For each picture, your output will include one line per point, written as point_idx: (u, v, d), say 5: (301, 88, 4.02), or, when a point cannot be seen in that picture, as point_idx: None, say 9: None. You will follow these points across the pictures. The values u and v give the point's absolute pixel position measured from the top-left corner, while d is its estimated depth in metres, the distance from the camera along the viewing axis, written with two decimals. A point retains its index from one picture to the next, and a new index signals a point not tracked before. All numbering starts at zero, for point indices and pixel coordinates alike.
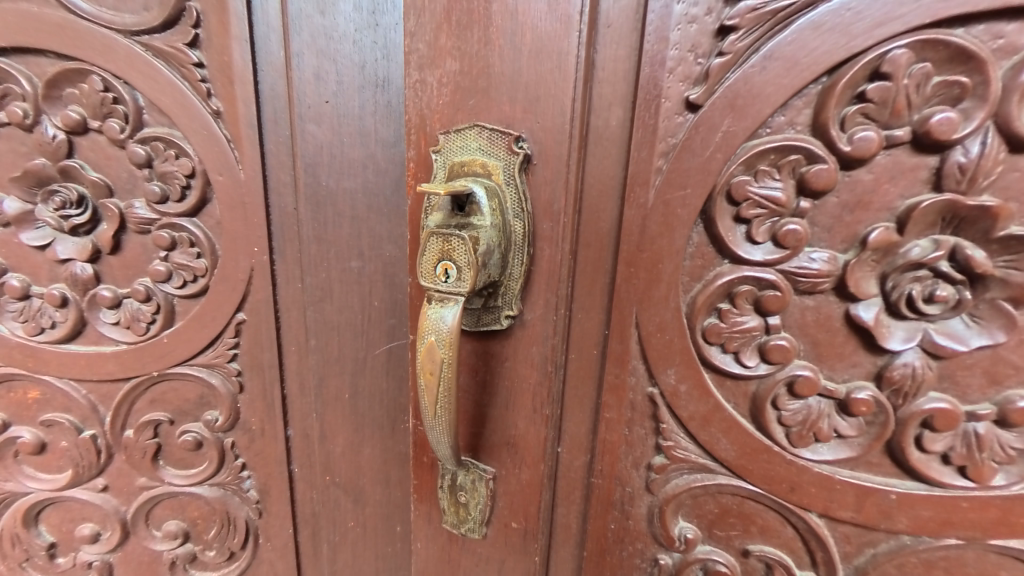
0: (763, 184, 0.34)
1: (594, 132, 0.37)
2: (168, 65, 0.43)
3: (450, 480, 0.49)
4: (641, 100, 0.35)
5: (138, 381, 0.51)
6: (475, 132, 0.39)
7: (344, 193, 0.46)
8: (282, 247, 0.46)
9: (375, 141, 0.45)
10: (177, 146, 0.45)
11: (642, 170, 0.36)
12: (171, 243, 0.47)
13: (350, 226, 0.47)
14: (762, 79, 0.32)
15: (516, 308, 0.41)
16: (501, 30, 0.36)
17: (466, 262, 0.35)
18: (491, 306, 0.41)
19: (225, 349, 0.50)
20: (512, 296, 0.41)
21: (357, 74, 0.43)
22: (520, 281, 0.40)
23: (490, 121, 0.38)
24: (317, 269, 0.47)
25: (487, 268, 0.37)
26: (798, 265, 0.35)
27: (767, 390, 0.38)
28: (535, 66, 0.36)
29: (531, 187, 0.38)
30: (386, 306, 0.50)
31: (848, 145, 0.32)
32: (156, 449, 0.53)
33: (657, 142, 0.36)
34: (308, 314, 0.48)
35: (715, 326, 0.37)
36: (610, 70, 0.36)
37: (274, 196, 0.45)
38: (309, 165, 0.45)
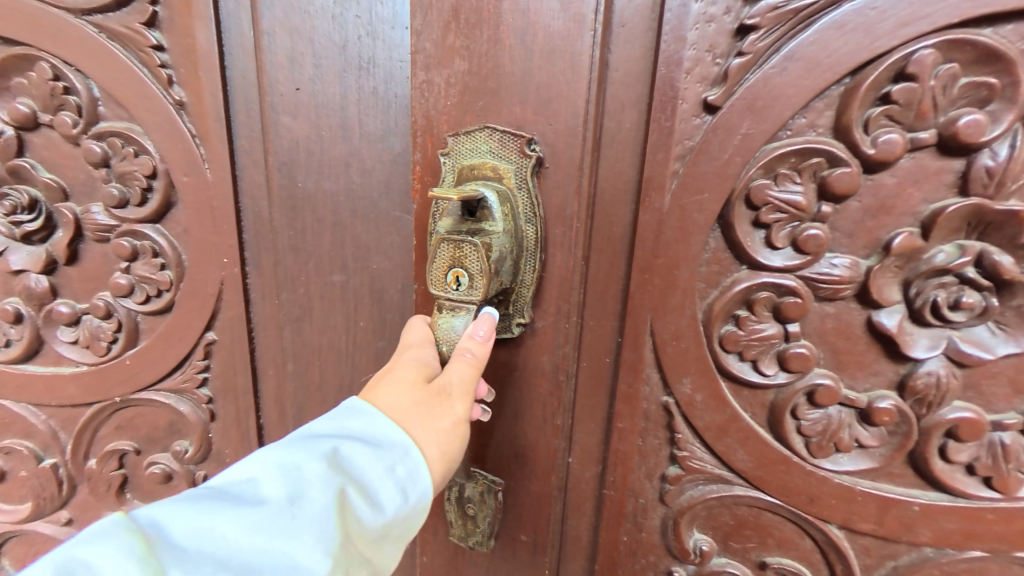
0: (783, 189, 0.33)
1: (608, 134, 0.36)
2: (125, 47, 0.41)
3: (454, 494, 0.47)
4: (656, 102, 0.34)
5: (102, 406, 0.50)
6: (480, 135, 0.37)
7: (324, 197, 0.44)
8: (257, 258, 0.45)
9: (358, 135, 0.42)
10: (136, 142, 0.43)
11: (658, 174, 0.35)
12: (134, 252, 0.46)
13: (331, 233, 0.44)
14: (783, 80, 0.31)
15: (528, 316, 0.39)
16: (512, 29, 0.35)
17: (478, 271, 0.33)
18: (501, 314, 0.40)
19: (194, 373, 0.48)
20: (523, 304, 0.39)
21: (338, 56, 0.40)
22: (532, 289, 0.39)
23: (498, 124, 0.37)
24: (296, 284, 0.46)
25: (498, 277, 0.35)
26: (818, 271, 0.34)
27: (786, 399, 0.37)
28: (547, 63, 0.35)
29: (542, 191, 0.37)
30: (373, 327, 0.46)
31: (871, 148, 0.31)
32: (123, 481, 0.52)
33: (673, 145, 0.34)
34: (285, 334, 0.47)
35: (733, 333, 0.36)
36: (624, 71, 0.35)
37: (247, 200, 0.44)
38: (283, 164, 0.43)
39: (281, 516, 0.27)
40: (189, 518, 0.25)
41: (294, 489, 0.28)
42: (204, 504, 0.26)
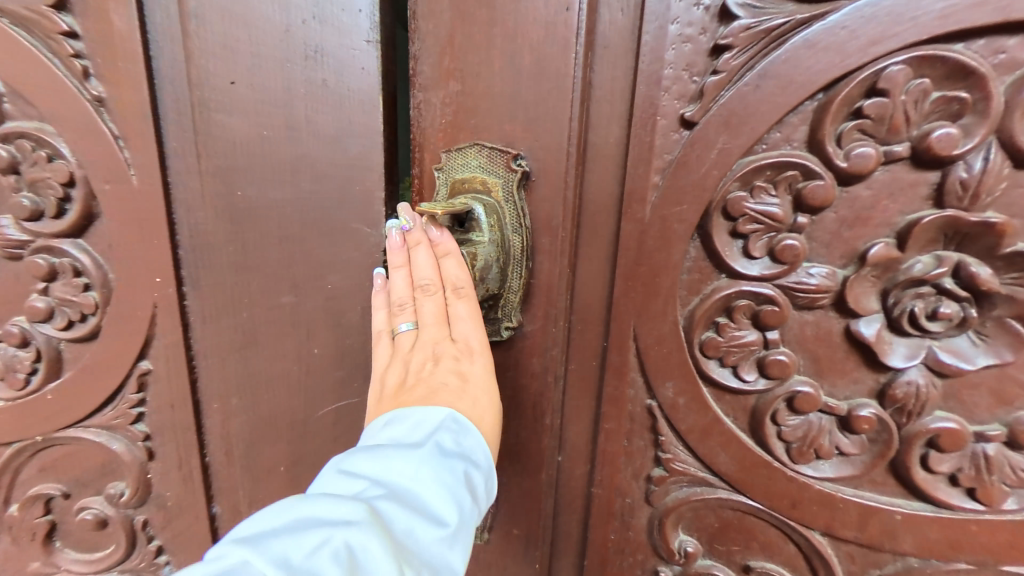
0: (760, 201, 0.34)
1: (593, 148, 0.38)
2: (31, 31, 0.43)
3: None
4: (637, 119, 0.36)
5: (25, 446, 0.54)
6: (470, 151, 0.40)
7: (272, 206, 0.45)
8: (194, 279, 0.47)
9: (307, 134, 0.44)
10: (49, 145, 0.45)
11: (639, 186, 0.37)
12: (52, 270, 0.48)
13: (279, 246, 0.46)
14: (757, 97, 0.33)
15: (516, 320, 0.41)
16: (501, 51, 0.37)
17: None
18: (491, 318, 0.42)
19: (128, 407, 0.51)
20: (511, 308, 0.41)
21: (282, 44, 0.42)
22: (519, 294, 0.40)
23: (488, 140, 0.39)
24: (240, 308, 0.48)
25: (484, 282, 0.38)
26: (795, 280, 0.35)
27: (767, 405, 0.37)
28: (534, 79, 0.37)
29: (529, 203, 0.39)
30: (331, 355, 0.49)
31: (845, 161, 0.32)
32: (52, 527, 0.56)
33: (654, 159, 0.36)
34: (230, 361, 0.49)
35: (714, 340, 0.38)
36: (607, 89, 0.37)
37: (181, 210, 0.46)
38: (226, 170, 0.45)
39: (457, 534, 0.30)
40: (405, 515, 0.28)
41: (463, 508, 0.31)
42: (405, 501, 0.28)
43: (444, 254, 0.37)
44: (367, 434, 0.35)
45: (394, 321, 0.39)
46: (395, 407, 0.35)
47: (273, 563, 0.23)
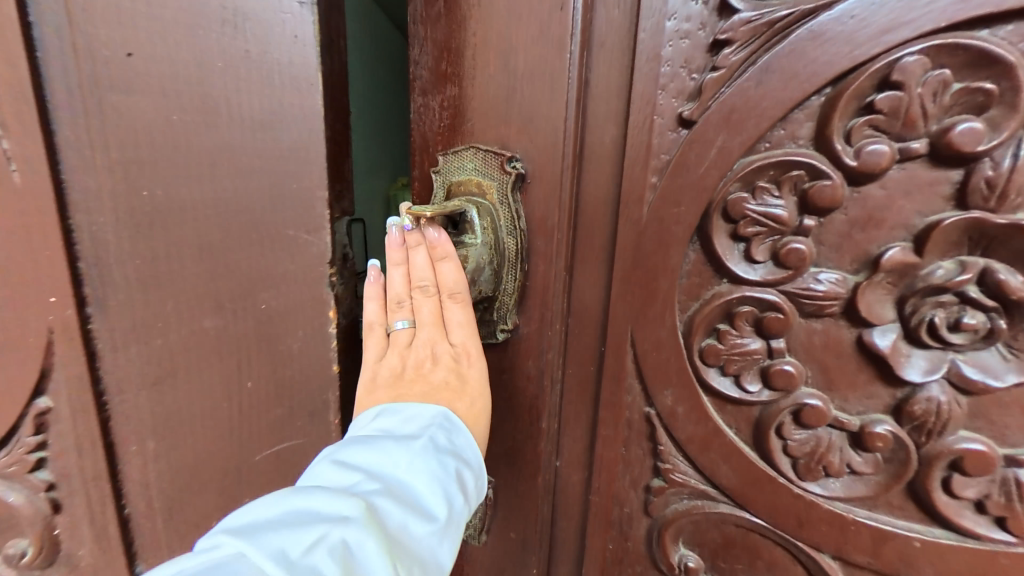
0: (762, 202, 0.32)
1: (589, 149, 0.37)
2: None
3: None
4: (634, 118, 0.35)
5: None
6: (465, 154, 0.40)
7: (194, 204, 0.41)
8: (95, 298, 0.43)
9: (230, 117, 0.40)
10: None
11: (636, 187, 0.36)
12: None
13: (201, 249, 0.42)
14: (758, 93, 0.31)
15: (511, 322, 0.41)
16: (496, 54, 0.37)
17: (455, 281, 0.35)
18: (486, 320, 0.41)
19: (26, 452, 0.47)
20: (506, 310, 0.40)
21: (194, 11, 0.37)
22: (514, 296, 0.40)
23: (484, 143, 0.39)
24: (155, 333, 0.44)
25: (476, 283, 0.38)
26: (801, 286, 0.33)
27: (771, 417, 0.35)
28: (529, 80, 0.37)
29: (524, 205, 0.39)
30: (269, 392, 0.46)
31: (854, 159, 0.30)
32: None
33: (650, 159, 0.35)
34: (148, 394, 0.45)
35: (714, 347, 0.36)
36: (602, 88, 0.36)
37: (73, 208, 0.41)
38: (131, 161, 0.40)
39: (447, 528, 0.31)
40: (400, 508, 0.29)
41: (453, 504, 0.32)
42: (401, 495, 0.30)
43: (442, 257, 0.35)
44: (356, 429, 0.35)
45: (390, 317, 0.39)
46: (390, 399, 0.36)
47: (272, 554, 0.23)
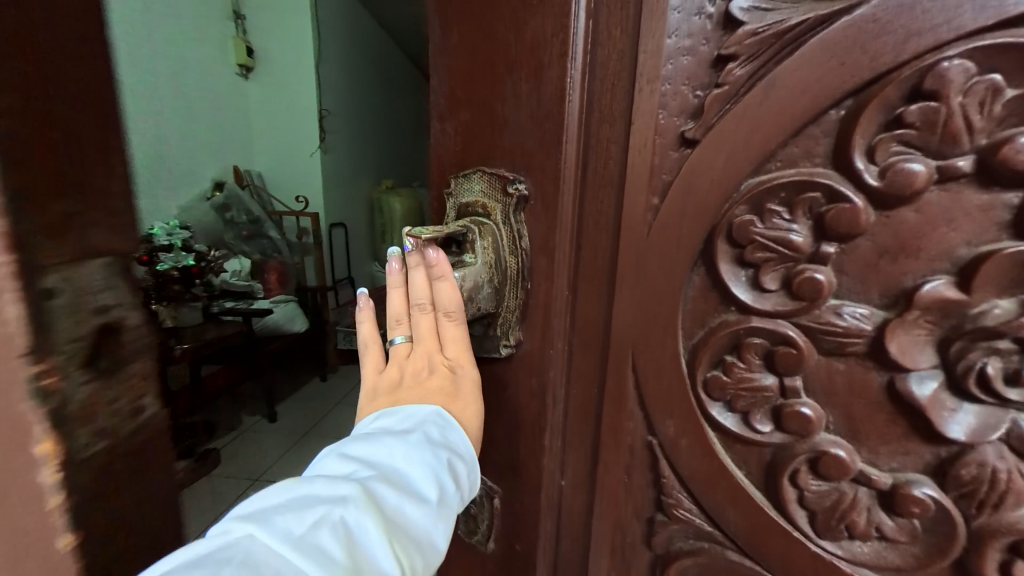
0: (772, 226, 0.30)
1: (592, 169, 0.36)
2: None
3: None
4: (636, 137, 0.34)
5: None
6: (475, 179, 0.40)
7: None
8: None
9: None
10: None
11: (637, 207, 0.34)
12: None
13: None
14: (764, 109, 0.29)
15: (513, 339, 0.41)
16: (502, 76, 0.37)
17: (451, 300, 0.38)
18: (490, 335, 0.42)
19: None
20: (509, 326, 0.41)
21: None
22: (516, 313, 0.40)
23: (493, 168, 0.39)
24: None
25: (476, 302, 0.39)
26: (818, 318, 0.29)
27: (785, 462, 0.32)
28: (534, 103, 0.36)
29: (527, 224, 0.39)
30: None
31: (879, 180, 0.26)
32: None
33: (651, 179, 0.34)
34: None
35: (719, 379, 0.33)
36: (604, 108, 0.35)
37: None
38: None
39: (441, 510, 0.34)
40: (396, 493, 0.31)
41: (446, 488, 0.34)
42: (399, 481, 0.32)
43: (438, 275, 0.37)
44: (357, 429, 0.38)
45: (389, 332, 0.42)
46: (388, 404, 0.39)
47: (279, 533, 0.26)
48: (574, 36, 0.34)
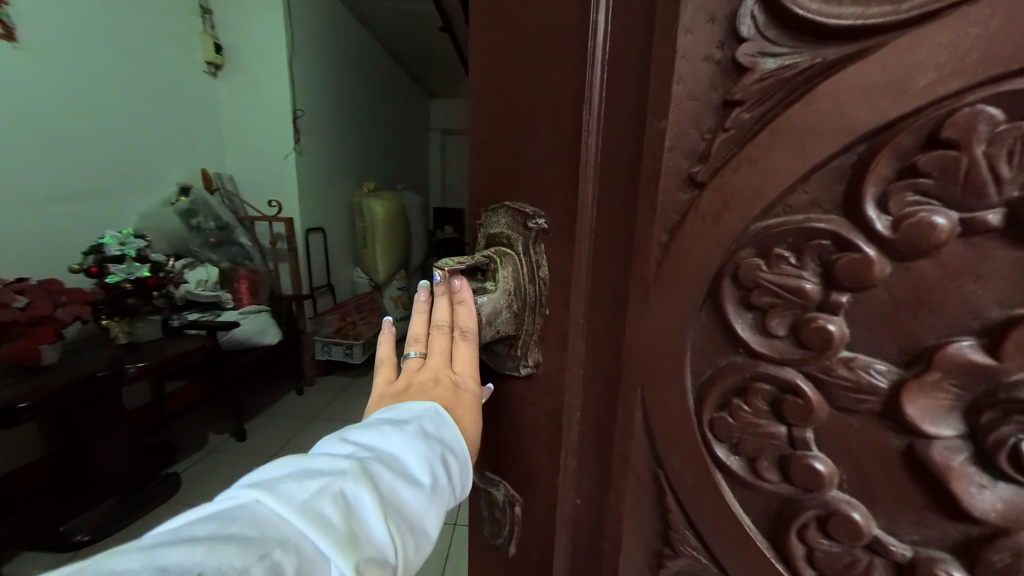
0: (779, 270, 0.29)
1: (608, 206, 0.37)
2: None
3: (486, 500, 0.50)
4: (644, 177, 0.34)
5: None
6: (499, 214, 0.41)
7: None
8: None
9: None
10: None
11: (644, 244, 0.35)
12: None
13: None
14: (770, 153, 0.28)
15: (532, 360, 0.42)
16: (525, 119, 0.39)
17: (470, 322, 0.41)
18: (512, 355, 0.43)
19: None
20: (528, 347, 0.42)
21: None
22: (535, 336, 0.42)
23: (515, 204, 0.40)
24: None
25: (495, 326, 0.42)
26: (827, 370, 0.28)
27: (793, 515, 0.31)
28: (555, 142, 0.37)
29: (547, 257, 0.40)
30: None
31: (891, 230, 0.25)
32: None
33: (658, 218, 0.34)
34: None
35: (724, 421, 0.33)
36: (617, 147, 0.35)
37: None
38: None
39: (433, 497, 0.37)
40: (390, 474, 0.35)
41: (438, 478, 0.37)
42: (394, 466, 0.36)
43: (458, 298, 0.42)
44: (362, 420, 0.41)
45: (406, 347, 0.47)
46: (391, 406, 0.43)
47: (283, 497, 0.30)
48: (592, 77, 0.35)
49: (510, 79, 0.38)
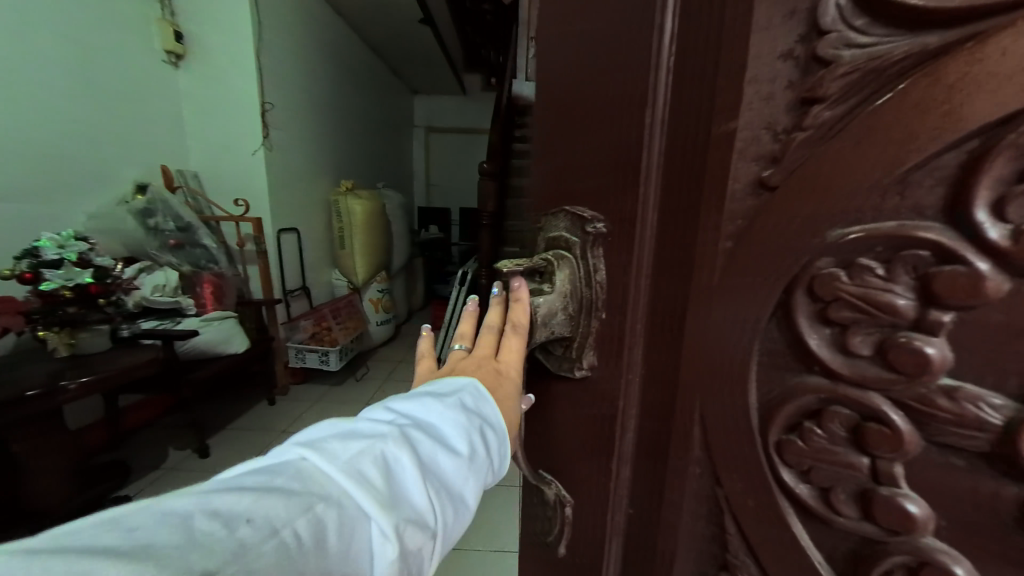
0: (863, 283, 0.26)
1: (667, 211, 0.35)
2: None
3: (537, 495, 0.48)
4: (710, 181, 0.32)
5: None
6: (558, 219, 0.40)
7: None
8: None
9: None
10: None
11: (707, 252, 0.33)
12: None
13: None
14: (854, 154, 0.25)
15: (585, 363, 0.40)
16: (582, 120, 0.37)
17: (528, 323, 0.39)
18: (567, 357, 0.41)
19: None
20: (582, 350, 0.40)
21: None
22: (589, 339, 0.39)
23: (574, 209, 0.39)
24: None
25: (552, 327, 0.40)
26: (921, 400, 0.25)
27: (875, 555, 0.28)
28: (615, 143, 0.36)
29: (603, 262, 0.38)
30: None
31: (1009, 241, 0.22)
32: None
33: (724, 223, 0.32)
34: None
35: (792, 444, 0.30)
36: (679, 150, 0.34)
37: None
38: None
39: (470, 467, 0.36)
40: (429, 440, 0.35)
41: (476, 449, 0.37)
42: (430, 433, 0.36)
43: (518, 298, 0.40)
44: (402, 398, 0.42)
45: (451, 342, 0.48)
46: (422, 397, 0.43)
47: (327, 455, 0.31)
48: (656, 78, 0.33)
49: (573, 81, 0.38)
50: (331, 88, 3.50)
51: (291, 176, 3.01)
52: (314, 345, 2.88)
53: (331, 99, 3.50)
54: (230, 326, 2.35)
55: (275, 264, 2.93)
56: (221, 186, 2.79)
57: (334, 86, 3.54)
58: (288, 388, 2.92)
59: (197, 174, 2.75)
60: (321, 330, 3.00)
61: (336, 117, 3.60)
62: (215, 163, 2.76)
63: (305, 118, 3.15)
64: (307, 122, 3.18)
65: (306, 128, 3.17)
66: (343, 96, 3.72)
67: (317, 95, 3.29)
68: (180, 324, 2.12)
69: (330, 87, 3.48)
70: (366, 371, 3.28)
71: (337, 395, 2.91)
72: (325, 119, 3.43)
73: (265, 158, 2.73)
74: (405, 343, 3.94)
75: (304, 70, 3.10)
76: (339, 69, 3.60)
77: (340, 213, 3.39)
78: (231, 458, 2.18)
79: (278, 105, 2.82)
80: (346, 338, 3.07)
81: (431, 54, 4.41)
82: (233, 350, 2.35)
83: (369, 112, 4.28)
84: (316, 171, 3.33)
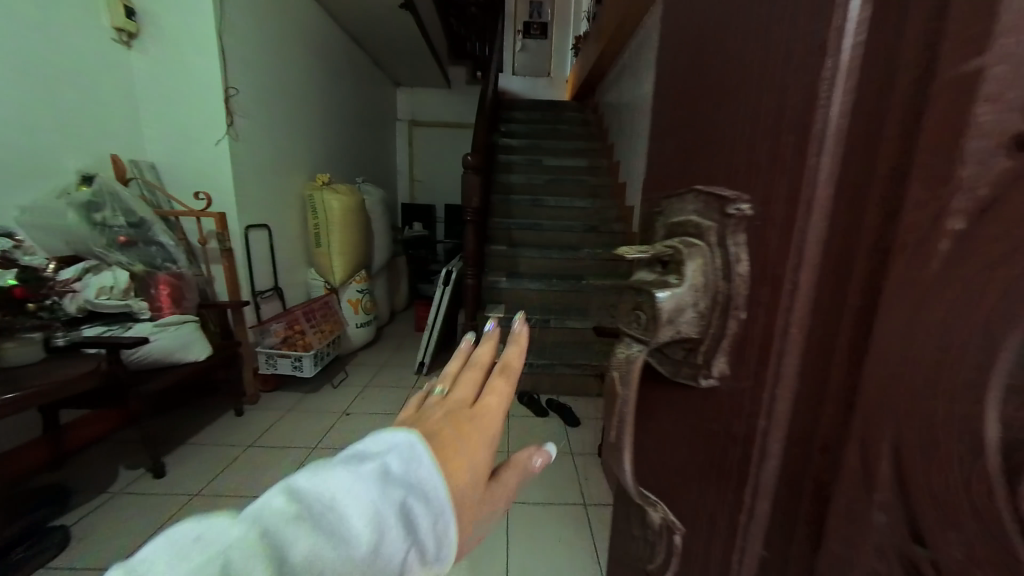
0: None
1: (856, 184, 0.24)
2: None
3: (639, 516, 0.41)
4: (955, 124, 0.19)
5: None
6: (688, 202, 0.33)
7: None
8: None
9: None
10: None
11: (936, 241, 0.20)
12: None
13: None
14: None
15: (713, 368, 0.31)
16: (733, 79, 0.30)
17: (650, 316, 0.32)
18: (690, 361, 0.32)
19: None
20: (709, 357, 0.31)
21: None
22: (716, 350, 0.30)
23: (711, 188, 0.31)
24: None
25: (676, 327, 0.31)
26: None
27: None
28: (768, 94, 0.27)
29: (745, 255, 0.28)
30: None
31: None
32: None
33: (987, 189, 0.18)
34: None
35: None
36: (886, 89, 0.22)
37: None
38: None
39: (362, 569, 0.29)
40: (301, 540, 0.30)
41: (376, 541, 0.30)
42: (307, 528, 0.30)
43: (639, 288, 0.34)
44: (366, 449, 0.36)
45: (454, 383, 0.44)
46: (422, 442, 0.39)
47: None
48: None
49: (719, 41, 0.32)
50: (306, 76, 3.28)
51: (261, 168, 2.79)
52: (285, 350, 2.67)
53: (306, 88, 3.28)
54: (194, 332, 2.16)
55: (242, 264, 2.70)
56: (180, 178, 2.53)
57: (310, 74, 3.32)
58: (257, 397, 2.70)
59: (154, 165, 2.50)
60: (293, 334, 2.74)
61: (312, 107, 3.37)
62: (173, 153, 2.50)
63: (276, 107, 2.92)
64: (278, 111, 2.95)
65: (278, 117, 2.94)
66: (320, 85, 3.51)
67: (290, 82, 3.07)
68: (129, 330, 1.93)
69: (305, 75, 3.26)
70: (343, 377, 3.08)
71: (311, 404, 2.71)
72: (300, 108, 3.21)
73: (230, 149, 2.50)
74: (387, 347, 3.76)
75: (276, 55, 2.88)
76: (315, 56, 3.38)
77: (315, 208, 3.20)
78: (185, 480, 1.97)
79: (244, 92, 2.59)
80: (321, 343, 2.82)
81: (412, 46, 4.25)
82: (193, 357, 2.14)
83: (348, 103, 4.06)
84: (290, 165, 3.11)
